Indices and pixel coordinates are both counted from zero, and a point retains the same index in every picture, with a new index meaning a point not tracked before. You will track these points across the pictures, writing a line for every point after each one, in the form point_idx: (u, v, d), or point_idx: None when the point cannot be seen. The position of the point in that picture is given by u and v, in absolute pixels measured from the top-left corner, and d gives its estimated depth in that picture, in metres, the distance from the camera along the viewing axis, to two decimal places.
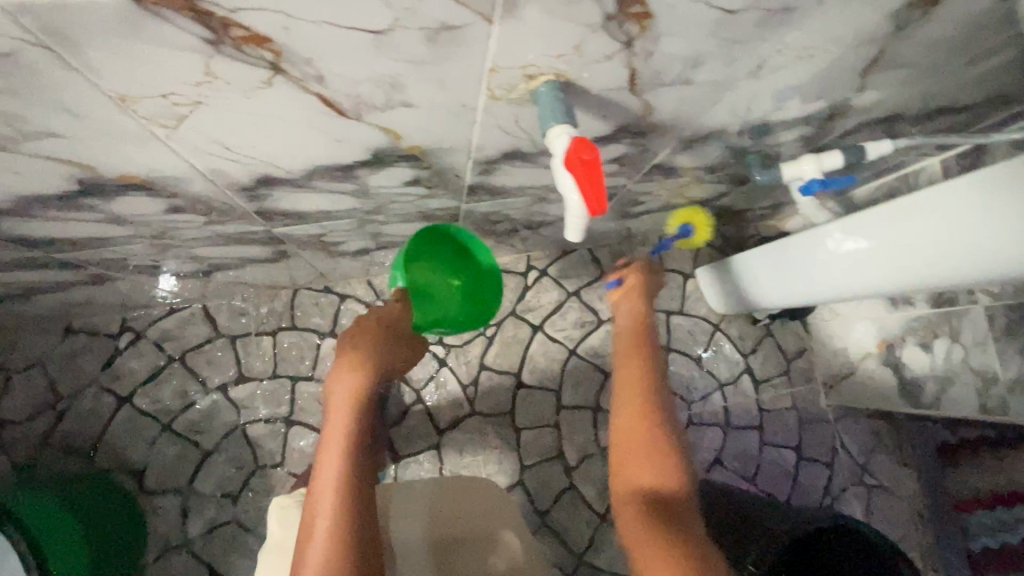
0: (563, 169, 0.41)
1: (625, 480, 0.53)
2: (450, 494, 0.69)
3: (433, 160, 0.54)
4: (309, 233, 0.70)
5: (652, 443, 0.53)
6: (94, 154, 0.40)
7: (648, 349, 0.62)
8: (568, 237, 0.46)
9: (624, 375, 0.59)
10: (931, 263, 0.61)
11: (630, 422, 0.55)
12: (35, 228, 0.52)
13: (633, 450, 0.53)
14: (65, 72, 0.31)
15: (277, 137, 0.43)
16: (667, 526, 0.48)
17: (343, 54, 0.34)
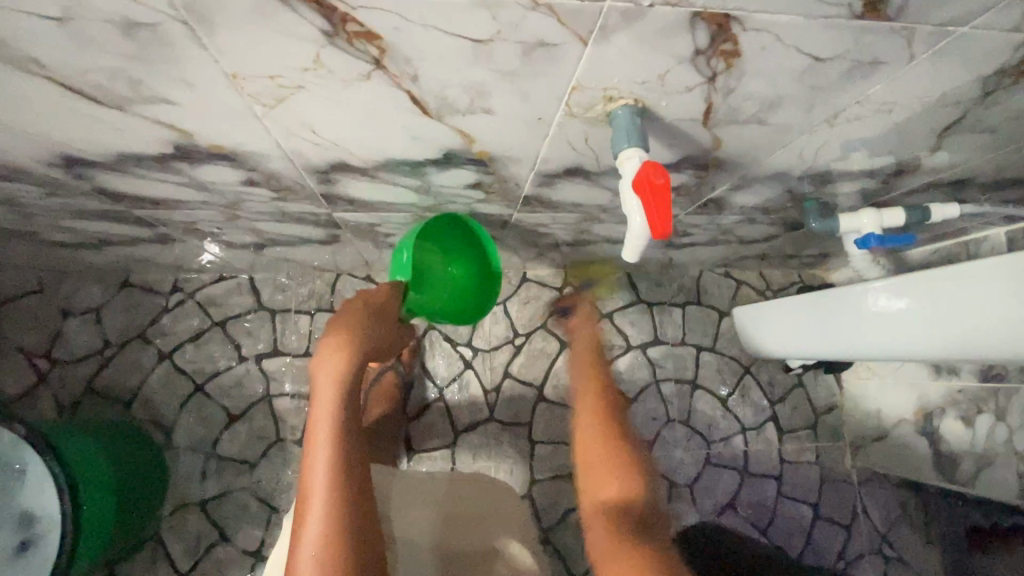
0: (631, 192, 0.42)
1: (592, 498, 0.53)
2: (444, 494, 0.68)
3: (498, 167, 0.55)
4: (365, 221, 0.73)
5: (617, 460, 0.54)
6: (194, 122, 0.43)
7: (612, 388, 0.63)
8: (625, 256, 0.46)
9: (583, 409, 0.61)
10: (979, 331, 0.61)
11: (591, 429, 0.58)
12: (124, 183, 0.56)
13: (600, 469, 0.54)
14: (193, 47, 0.34)
15: (361, 127, 0.45)
16: (634, 537, 0.48)
17: (442, 59, 0.36)
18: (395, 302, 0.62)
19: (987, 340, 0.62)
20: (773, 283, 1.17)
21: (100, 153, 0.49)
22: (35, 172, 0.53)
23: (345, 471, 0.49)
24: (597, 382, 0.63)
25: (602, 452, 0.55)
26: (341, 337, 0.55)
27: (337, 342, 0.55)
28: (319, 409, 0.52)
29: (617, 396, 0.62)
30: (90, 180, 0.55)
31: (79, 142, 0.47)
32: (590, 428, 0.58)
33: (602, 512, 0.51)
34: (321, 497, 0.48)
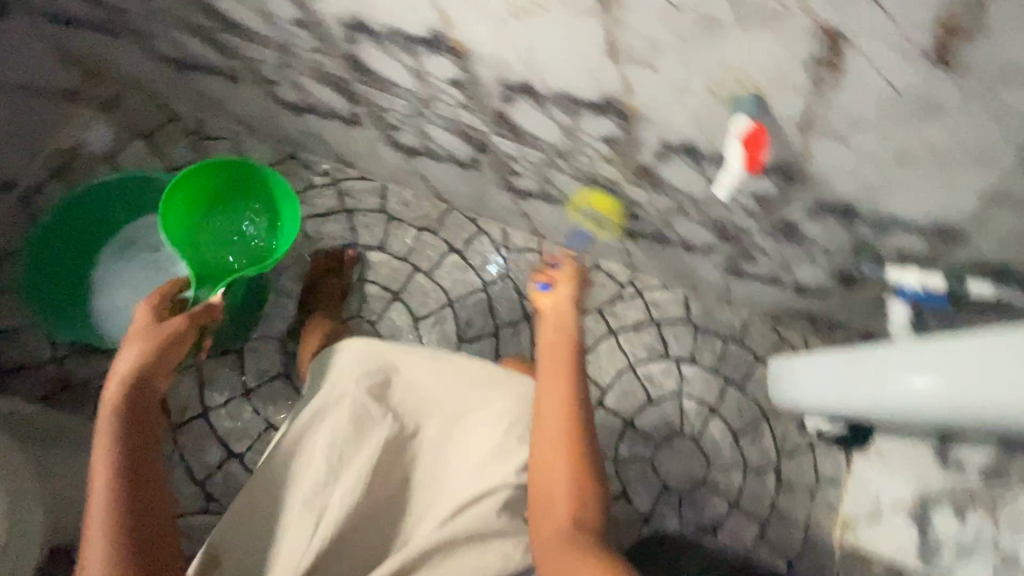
0: (736, 143, 0.63)
1: (549, 501, 0.72)
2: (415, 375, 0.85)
3: (634, 125, 0.73)
4: (507, 152, 0.92)
5: (569, 469, 0.73)
6: (459, 16, 0.64)
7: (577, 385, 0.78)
8: (719, 194, 0.71)
9: (549, 412, 0.76)
10: (997, 398, 0.64)
11: (555, 424, 0.75)
12: (372, 55, 0.78)
13: (554, 478, 0.73)
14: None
15: (560, 56, 0.65)
16: (577, 541, 0.68)
17: (644, 14, 0.54)
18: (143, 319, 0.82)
19: (996, 400, 0.64)
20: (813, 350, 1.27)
21: (380, 24, 0.71)
22: (324, 26, 0.76)
23: (123, 436, 0.67)
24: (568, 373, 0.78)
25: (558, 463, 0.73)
26: (133, 348, 0.76)
27: (123, 371, 0.73)
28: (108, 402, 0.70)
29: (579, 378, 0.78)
30: (352, 45, 0.78)
31: (375, 10, 0.68)
32: (557, 438, 0.74)
33: (557, 520, 0.71)
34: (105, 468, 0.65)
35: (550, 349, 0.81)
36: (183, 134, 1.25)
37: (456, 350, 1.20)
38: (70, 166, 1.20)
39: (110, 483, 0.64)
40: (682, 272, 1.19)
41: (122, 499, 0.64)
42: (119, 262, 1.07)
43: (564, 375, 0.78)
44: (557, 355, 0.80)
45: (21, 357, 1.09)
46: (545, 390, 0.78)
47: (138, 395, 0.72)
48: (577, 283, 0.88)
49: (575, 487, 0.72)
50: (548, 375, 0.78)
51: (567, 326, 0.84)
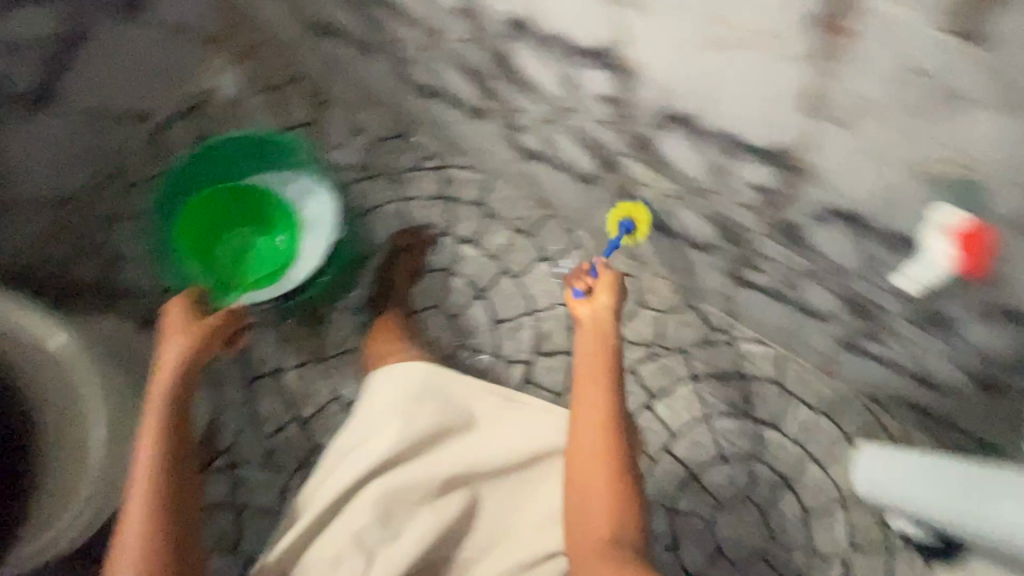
0: (939, 237, 0.57)
1: (583, 503, 0.72)
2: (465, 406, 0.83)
3: (801, 183, 0.65)
4: (636, 177, 0.87)
5: (602, 472, 0.72)
6: (641, 36, 0.59)
7: (614, 388, 0.77)
8: (901, 285, 0.71)
9: (583, 414, 0.76)
10: None
11: (593, 437, 0.74)
12: (526, 56, 0.74)
13: (586, 478, 0.73)
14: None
15: (741, 98, 0.58)
16: (610, 553, 0.67)
17: (868, 71, 0.48)
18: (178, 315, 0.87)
19: None
20: (912, 443, 1.15)
21: (547, 27, 0.66)
22: (485, 19, 0.72)
23: (161, 442, 0.75)
24: (605, 386, 0.77)
25: (592, 463, 0.73)
26: (171, 345, 0.83)
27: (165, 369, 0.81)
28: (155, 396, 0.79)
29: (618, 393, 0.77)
30: (508, 42, 0.74)
31: (547, 13, 0.64)
32: (589, 440, 0.74)
33: (591, 525, 0.70)
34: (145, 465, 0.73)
35: (588, 362, 0.80)
36: (305, 94, 1.25)
37: (529, 361, 1.16)
38: (199, 109, 1.24)
39: (146, 480, 0.72)
40: (785, 330, 1.10)
41: (156, 506, 0.71)
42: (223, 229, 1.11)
43: (603, 387, 0.77)
44: (587, 359, 0.80)
45: (128, 284, 1.13)
46: (578, 394, 0.78)
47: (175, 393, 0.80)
48: (614, 299, 0.86)
49: (613, 500, 0.71)
50: (586, 386, 0.78)
51: (607, 341, 0.82)
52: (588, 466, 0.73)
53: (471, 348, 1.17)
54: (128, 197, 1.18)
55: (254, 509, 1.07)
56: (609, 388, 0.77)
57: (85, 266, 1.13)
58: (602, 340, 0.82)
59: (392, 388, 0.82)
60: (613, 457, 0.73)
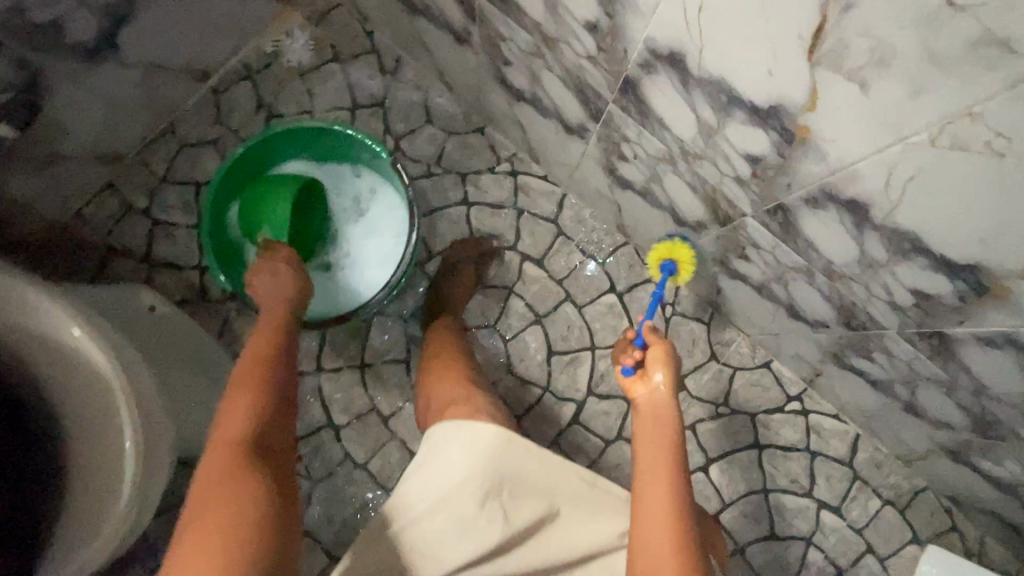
0: None
1: None
2: (546, 485, 0.67)
3: (986, 302, 0.53)
4: (754, 239, 0.74)
5: None
6: (838, 111, 0.46)
7: (682, 485, 0.64)
8: None
9: (648, 510, 0.62)
10: None
11: (662, 539, 0.60)
12: (664, 90, 0.61)
13: None
14: (998, 77, 0.35)
15: (957, 205, 0.46)
16: None
17: None
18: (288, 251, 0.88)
19: None
20: (986, 554, 1.05)
21: (705, 70, 0.54)
22: (623, 41, 0.59)
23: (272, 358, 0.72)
24: (671, 476, 0.64)
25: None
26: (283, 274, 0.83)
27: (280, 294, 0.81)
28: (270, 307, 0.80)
29: (684, 486, 0.64)
30: (643, 72, 0.61)
31: (710, 55, 0.51)
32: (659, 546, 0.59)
33: None
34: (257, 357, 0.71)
35: (647, 446, 0.68)
36: (377, 70, 1.14)
37: (581, 401, 1.07)
38: (263, 73, 1.14)
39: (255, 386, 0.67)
40: (873, 416, 0.99)
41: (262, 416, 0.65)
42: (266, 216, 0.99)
43: (667, 478, 0.64)
44: (646, 444, 0.68)
45: (172, 255, 1.08)
46: (637, 486, 0.65)
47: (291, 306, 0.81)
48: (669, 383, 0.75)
49: None
50: (646, 477, 0.65)
51: (668, 428, 0.70)
52: None
53: (521, 377, 1.08)
54: (181, 161, 1.11)
55: None
56: (677, 483, 0.64)
57: (131, 231, 1.08)
58: (662, 424, 0.70)
59: (461, 454, 0.65)
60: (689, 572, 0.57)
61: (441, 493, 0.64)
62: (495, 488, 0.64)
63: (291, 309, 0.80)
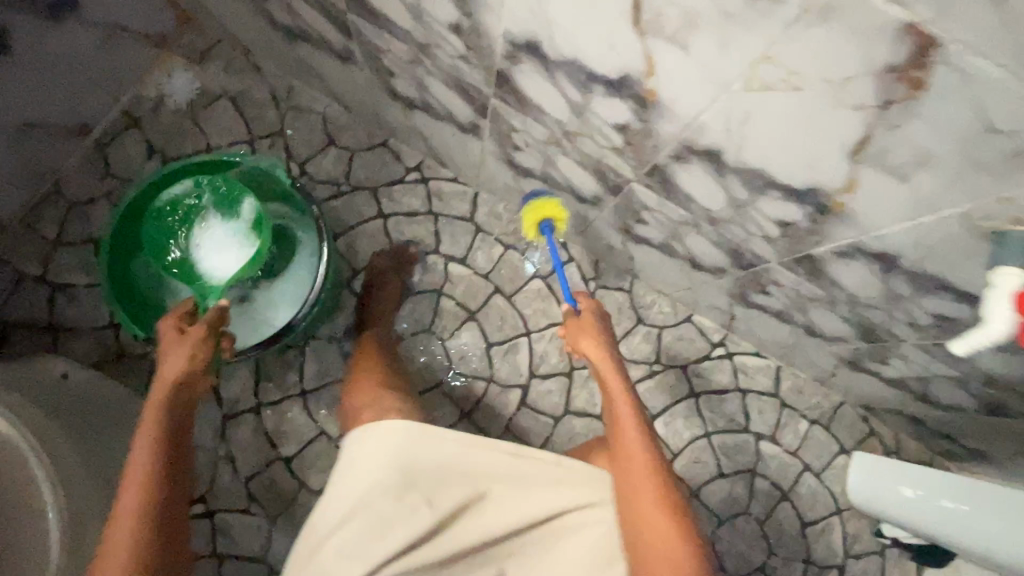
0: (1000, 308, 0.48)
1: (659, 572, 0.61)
2: (469, 466, 0.70)
3: (831, 220, 0.61)
4: (645, 202, 0.81)
5: (671, 528, 0.62)
6: (672, 69, 0.52)
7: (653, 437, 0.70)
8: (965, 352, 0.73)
9: (631, 468, 0.67)
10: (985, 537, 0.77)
11: (648, 489, 0.65)
12: (533, 77, 0.66)
13: (660, 542, 0.62)
14: (776, 21, 0.41)
15: (785, 137, 0.53)
16: None
17: (940, 126, 0.42)
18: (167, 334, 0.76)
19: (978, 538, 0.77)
20: (903, 450, 1.17)
21: (559, 54, 0.59)
22: (485, 37, 0.64)
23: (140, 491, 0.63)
24: (642, 437, 0.69)
25: (660, 522, 0.63)
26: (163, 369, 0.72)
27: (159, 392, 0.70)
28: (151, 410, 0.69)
29: (653, 452, 0.68)
30: (510, 63, 0.66)
31: (560, 37, 0.56)
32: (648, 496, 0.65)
33: None
34: (138, 484, 0.64)
35: (616, 410, 0.72)
36: (270, 100, 1.13)
37: (526, 386, 1.11)
38: (149, 119, 1.11)
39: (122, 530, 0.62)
40: (785, 347, 1.09)
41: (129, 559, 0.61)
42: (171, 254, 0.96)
43: (639, 434, 0.69)
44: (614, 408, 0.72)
45: (78, 318, 1.03)
46: (616, 447, 0.69)
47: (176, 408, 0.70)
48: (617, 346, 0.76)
49: (695, 556, 0.61)
50: (621, 439, 0.70)
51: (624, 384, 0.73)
52: (657, 526, 0.63)
53: (464, 373, 1.11)
54: (73, 220, 1.06)
55: (234, 559, 0.99)
56: (649, 437, 0.69)
57: (28, 300, 1.02)
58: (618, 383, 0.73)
59: (380, 452, 0.67)
60: (677, 533, 0.62)
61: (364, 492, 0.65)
62: (415, 476, 0.67)
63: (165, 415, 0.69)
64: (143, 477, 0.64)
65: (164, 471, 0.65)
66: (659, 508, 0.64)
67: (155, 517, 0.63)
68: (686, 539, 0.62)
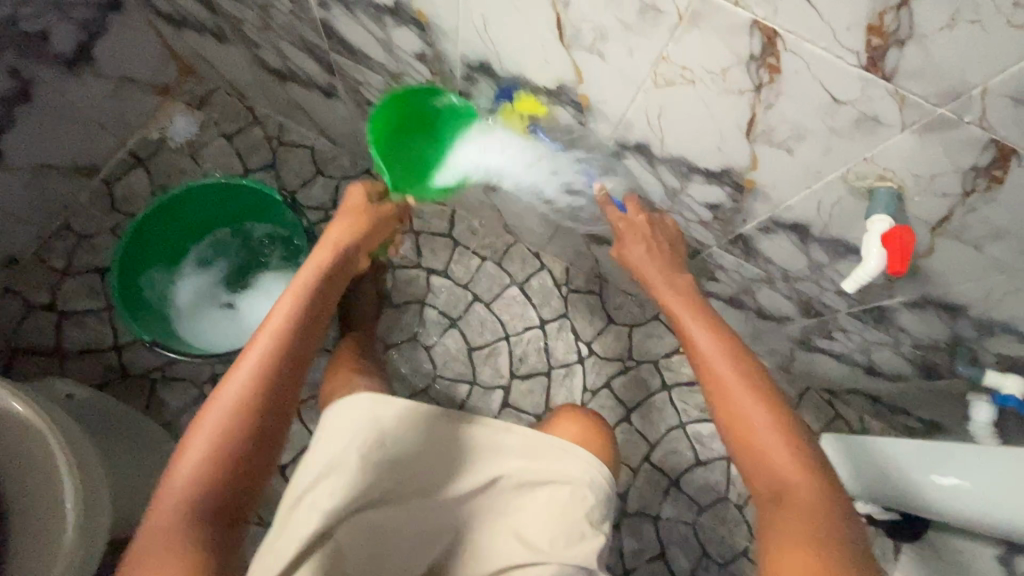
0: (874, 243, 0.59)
1: (768, 469, 0.66)
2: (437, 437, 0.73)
3: (748, 198, 0.72)
4: (597, 202, 0.92)
5: (773, 432, 0.67)
6: (597, 75, 0.63)
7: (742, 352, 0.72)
8: (888, 315, 0.83)
9: (727, 384, 0.70)
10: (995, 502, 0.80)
11: (747, 397, 0.69)
12: (488, 94, 0.78)
13: (765, 446, 0.66)
14: (663, 27, 0.53)
15: (693, 125, 0.63)
16: (829, 511, 0.61)
17: (803, 100, 0.53)
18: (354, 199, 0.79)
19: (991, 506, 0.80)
20: (869, 430, 1.24)
21: (507, 71, 0.71)
22: (447, 63, 0.76)
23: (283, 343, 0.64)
24: (729, 355, 0.72)
25: (760, 430, 0.67)
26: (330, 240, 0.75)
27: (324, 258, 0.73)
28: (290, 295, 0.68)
29: (752, 366, 0.72)
30: (469, 83, 0.78)
31: (506, 56, 0.68)
32: (751, 408, 0.68)
33: (791, 488, 0.64)
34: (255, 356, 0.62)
35: (699, 332, 0.74)
36: (263, 137, 1.25)
37: (508, 386, 1.18)
38: (152, 158, 1.22)
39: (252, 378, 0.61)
40: (746, 336, 1.17)
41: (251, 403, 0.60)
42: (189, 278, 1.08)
43: (731, 351, 0.72)
44: (698, 332, 0.75)
45: (85, 342, 1.10)
46: (709, 367, 0.72)
47: (312, 304, 0.69)
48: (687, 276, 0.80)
49: (797, 452, 0.66)
50: (711, 361, 0.72)
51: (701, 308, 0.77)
52: (762, 433, 0.67)
53: (449, 378, 1.18)
54: (80, 252, 1.14)
55: None
56: (739, 353, 0.72)
57: (37, 327, 1.09)
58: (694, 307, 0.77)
59: (344, 425, 0.69)
60: (793, 437, 0.66)
61: (328, 466, 0.67)
62: (381, 445, 0.69)
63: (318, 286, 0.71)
64: (262, 351, 0.63)
65: (278, 353, 0.63)
66: (772, 414, 0.68)
67: (256, 394, 0.60)
68: (799, 441, 0.66)
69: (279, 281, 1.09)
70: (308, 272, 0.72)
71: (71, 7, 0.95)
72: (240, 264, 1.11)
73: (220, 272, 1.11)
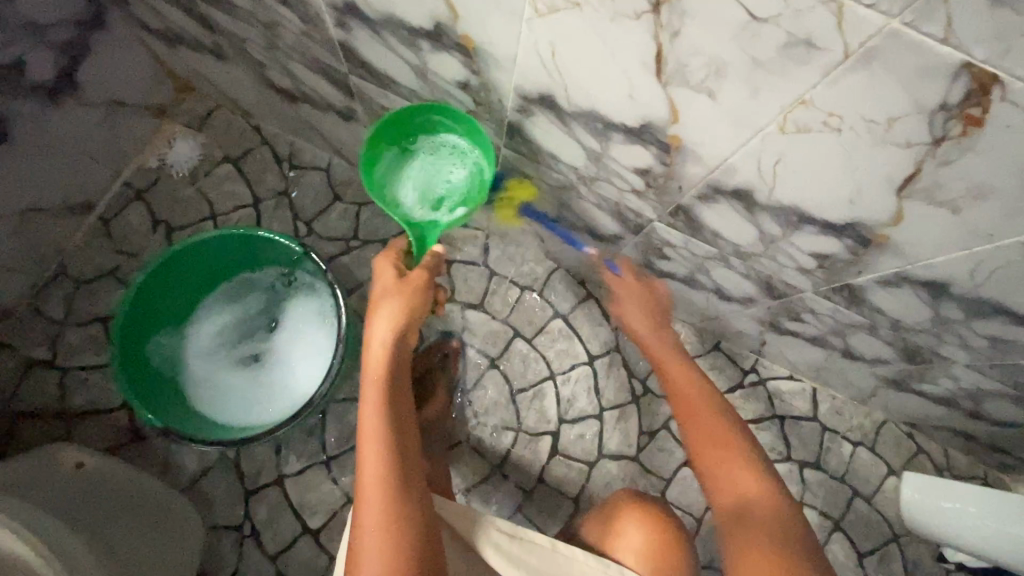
0: None
1: (722, 482, 0.68)
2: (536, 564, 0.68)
3: (873, 253, 0.58)
4: (667, 239, 0.78)
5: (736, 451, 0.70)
6: (698, 116, 0.50)
7: (709, 389, 0.76)
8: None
9: (695, 417, 0.73)
10: None
11: (711, 418, 0.73)
12: (546, 128, 0.65)
13: (723, 459, 0.69)
14: (814, 68, 0.39)
15: (822, 177, 0.50)
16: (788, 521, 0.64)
17: (1000, 157, 0.40)
18: (387, 272, 0.69)
19: None
20: (954, 466, 1.11)
21: (574, 105, 0.57)
22: (495, 93, 0.62)
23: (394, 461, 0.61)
24: (699, 392, 0.76)
25: (721, 443, 0.70)
26: (381, 322, 0.66)
27: (383, 340, 0.66)
28: (371, 409, 0.64)
29: (721, 400, 0.75)
30: (521, 115, 0.64)
31: (575, 90, 0.54)
32: (709, 423, 0.72)
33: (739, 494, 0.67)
34: (375, 496, 0.60)
35: (664, 362, 0.81)
36: (272, 160, 1.12)
37: (556, 432, 1.07)
38: (151, 190, 1.10)
39: (383, 514, 0.58)
40: (820, 369, 1.05)
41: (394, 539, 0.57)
42: (206, 332, 0.99)
43: (698, 391, 0.76)
44: (676, 373, 0.79)
45: (91, 402, 1.00)
46: (675, 400, 0.77)
47: (396, 406, 0.65)
48: (666, 323, 0.86)
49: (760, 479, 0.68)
50: (682, 395, 0.76)
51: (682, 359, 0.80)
52: (719, 451, 0.70)
53: (491, 424, 1.07)
54: (80, 299, 1.04)
55: None
56: (709, 388, 0.76)
57: (38, 387, 1.00)
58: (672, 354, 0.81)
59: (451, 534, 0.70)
60: (750, 460, 0.69)
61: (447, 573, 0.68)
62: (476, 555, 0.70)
63: (396, 378, 0.66)
64: (376, 483, 0.60)
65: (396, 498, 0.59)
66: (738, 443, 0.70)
67: (399, 518, 0.59)
68: (757, 463, 0.69)
69: (300, 335, 0.98)
70: (375, 365, 0.66)
71: (49, 30, 0.82)
72: (257, 319, 1.00)
73: (233, 327, 1.00)
